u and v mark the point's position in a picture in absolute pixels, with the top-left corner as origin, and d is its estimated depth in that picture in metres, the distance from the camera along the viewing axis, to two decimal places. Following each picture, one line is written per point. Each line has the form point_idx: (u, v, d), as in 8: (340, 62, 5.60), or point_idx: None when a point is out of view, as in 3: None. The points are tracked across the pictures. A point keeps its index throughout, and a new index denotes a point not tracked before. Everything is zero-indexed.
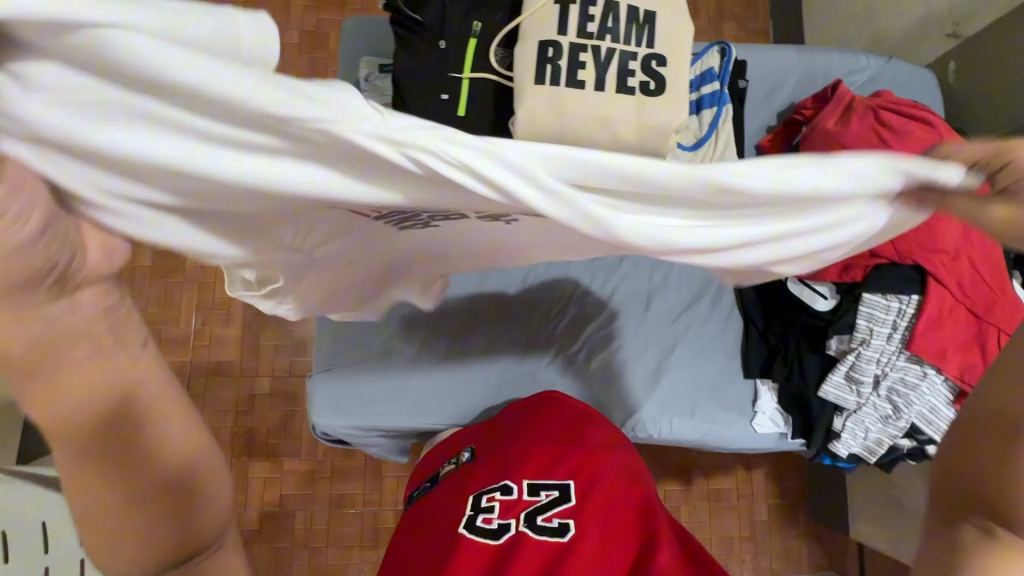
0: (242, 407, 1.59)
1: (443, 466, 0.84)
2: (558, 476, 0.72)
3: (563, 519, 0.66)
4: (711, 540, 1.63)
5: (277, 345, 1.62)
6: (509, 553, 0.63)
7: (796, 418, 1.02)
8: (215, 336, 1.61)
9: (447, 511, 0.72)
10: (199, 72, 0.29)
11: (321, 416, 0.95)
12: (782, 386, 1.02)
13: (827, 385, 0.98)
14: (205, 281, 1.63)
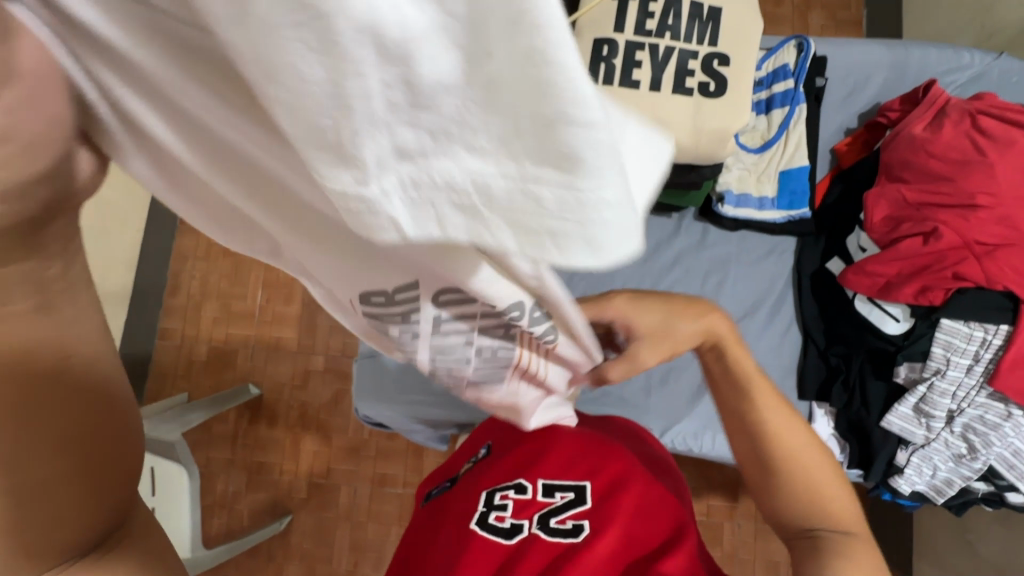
0: (297, 382, 1.68)
1: (463, 465, 0.84)
2: (574, 477, 0.71)
3: (576, 520, 0.66)
4: (754, 560, 1.56)
5: (333, 325, 1.70)
6: (520, 553, 0.64)
7: (852, 446, 0.96)
8: (276, 314, 1.71)
9: (460, 505, 0.72)
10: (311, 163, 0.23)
11: (364, 399, 0.99)
12: (840, 412, 0.96)
13: (891, 416, 0.91)
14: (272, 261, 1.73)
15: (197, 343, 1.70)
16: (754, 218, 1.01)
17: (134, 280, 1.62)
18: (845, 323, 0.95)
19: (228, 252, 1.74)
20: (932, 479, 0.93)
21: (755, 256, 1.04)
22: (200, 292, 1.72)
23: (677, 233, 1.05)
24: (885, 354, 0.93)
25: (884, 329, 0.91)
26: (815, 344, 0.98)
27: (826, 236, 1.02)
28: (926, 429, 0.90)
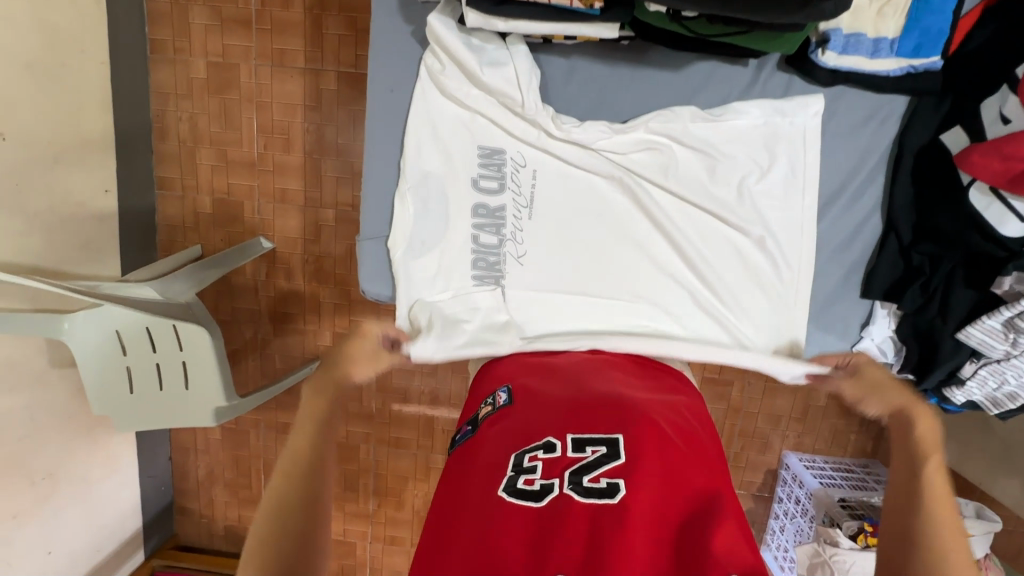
0: (308, 237, 1.62)
1: (480, 408, 0.81)
2: (604, 432, 0.68)
3: (610, 479, 0.62)
4: (758, 414, 1.64)
5: (339, 177, 1.56)
6: (556, 515, 0.59)
7: (912, 350, 0.94)
8: (277, 162, 1.56)
9: (483, 462, 0.68)
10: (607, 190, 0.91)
11: (370, 283, 1.00)
12: (910, 315, 0.93)
13: (972, 328, 0.84)
14: (263, 100, 1.52)
15: (200, 194, 1.60)
16: (861, 68, 0.82)
17: (114, 123, 1.45)
18: (940, 215, 0.86)
19: (211, 87, 1.53)
20: (994, 392, 0.89)
21: (852, 122, 0.90)
22: (191, 137, 1.56)
23: (752, 85, 0.91)
24: (989, 259, 0.82)
25: (1002, 230, 0.80)
26: (898, 237, 0.91)
27: (951, 97, 0.85)
28: (1011, 345, 0.82)
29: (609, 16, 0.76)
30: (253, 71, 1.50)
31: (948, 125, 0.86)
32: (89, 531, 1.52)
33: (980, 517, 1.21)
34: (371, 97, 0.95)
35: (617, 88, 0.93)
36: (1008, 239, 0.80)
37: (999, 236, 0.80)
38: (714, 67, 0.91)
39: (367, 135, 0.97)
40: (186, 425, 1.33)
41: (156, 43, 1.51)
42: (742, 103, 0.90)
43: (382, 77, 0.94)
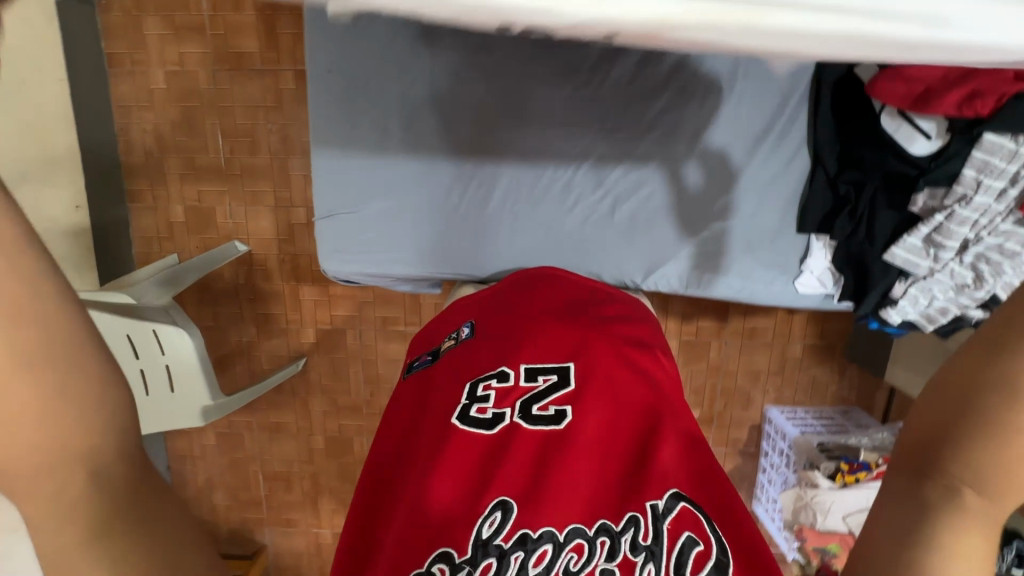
0: (282, 236, 1.64)
1: (444, 341, 0.84)
2: (556, 360, 0.72)
3: (558, 407, 0.67)
4: (738, 370, 1.68)
5: (307, 174, 1.58)
6: (505, 442, 0.64)
7: (847, 279, 0.98)
8: (244, 165, 1.58)
9: (441, 394, 0.72)
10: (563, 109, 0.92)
11: (330, 262, 1.04)
12: (840, 245, 0.97)
13: (896, 248, 0.92)
14: (224, 104, 1.54)
15: (171, 203, 1.61)
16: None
17: (78, 140, 1.47)
18: (860, 143, 0.91)
19: (171, 96, 1.55)
20: (927, 309, 0.96)
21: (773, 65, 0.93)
22: (157, 147, 1.58)
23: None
24: (906, 179, 0.88)
25: (911, 149, 0.85)
26: (824, 170, 0.95)
27: None
28: (933, 259, 0.90)
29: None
30: (211, 77, 1.52)
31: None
32: None
33: None
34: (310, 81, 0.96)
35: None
36: (919, 157, 0.85)
37: (911, 156, 0.85)
38: None
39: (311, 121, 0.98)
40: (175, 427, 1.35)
41: (114, 57, 1.52)
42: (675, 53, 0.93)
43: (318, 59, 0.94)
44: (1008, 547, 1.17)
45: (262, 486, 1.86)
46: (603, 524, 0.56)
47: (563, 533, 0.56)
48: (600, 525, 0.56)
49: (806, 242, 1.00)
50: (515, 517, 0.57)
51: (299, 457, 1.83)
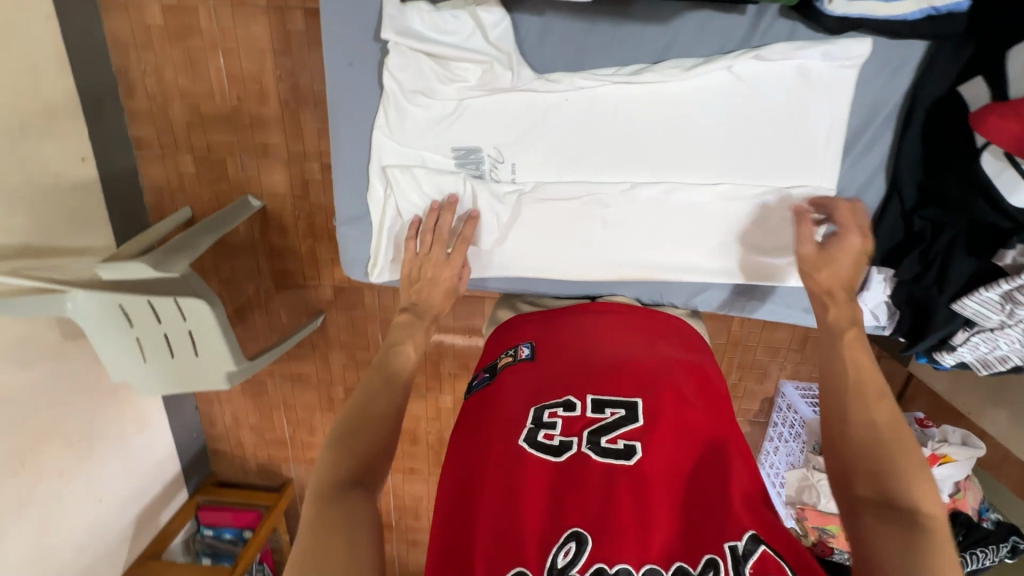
0: (297, 191, 1.57)
1: (499, 358, 0.88)
2: (624, 395, 0.74)
3: (628, 441, 0.67)
4: (757, 346, 1.67)
5: (321, 127, 1.48)
6: (574, 469, 0.65)
7: (907, 317, 0.97)
8: (254, 115, 1.48)
9: (506, 412, 0.75)
10: (608, 124, 0.94)
11: (353, 267, 1.11)
12: (905, 284, 0.95)
13: (968, 299, 0.84)
14: (228, 46, 1.41)
15: (180, 152, 1.53)
16: (875, 15, 0.74)
17: (76, 84, 1.36)
18: (944, 177, 0.84)
19: (170, 34, 1.41)
20: (986, 355, 0.91)
21: (862, 75, 0.88)
22: (160, 91, 1.47)
23: (750, 38, 0.87)
24: (994, 230, 0.80)
25: (1010, 200, 0.75)
26: (901, 201, 0.92)
27: (974, 42, 0.80)
28: (1008, 316, 0.82)
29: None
30: (213, 14, 1.38)
31: (968, 77, 0.81)
32: (130, 481, 1.65)
33: (965, 444, 1.26)
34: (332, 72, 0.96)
35: (597, 50, 0.90)
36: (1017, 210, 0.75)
37: (1008, 208, 0.76)
38: (706, 19, 0.86)
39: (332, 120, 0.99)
40: (203, 389, 1.37)
41: None
42: (734, 57, 0.87)
43: (339, 52, 0.94)
44: (1003, 542, 1.22)
45: (286, 428, 1.95)
46: (681, 567, 0.57)
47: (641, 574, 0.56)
48: (677, 567, 0.57)
49: (866, 273, 1.00)
50: (591, 549, 0.57)
51: (320, 405, 1.90)
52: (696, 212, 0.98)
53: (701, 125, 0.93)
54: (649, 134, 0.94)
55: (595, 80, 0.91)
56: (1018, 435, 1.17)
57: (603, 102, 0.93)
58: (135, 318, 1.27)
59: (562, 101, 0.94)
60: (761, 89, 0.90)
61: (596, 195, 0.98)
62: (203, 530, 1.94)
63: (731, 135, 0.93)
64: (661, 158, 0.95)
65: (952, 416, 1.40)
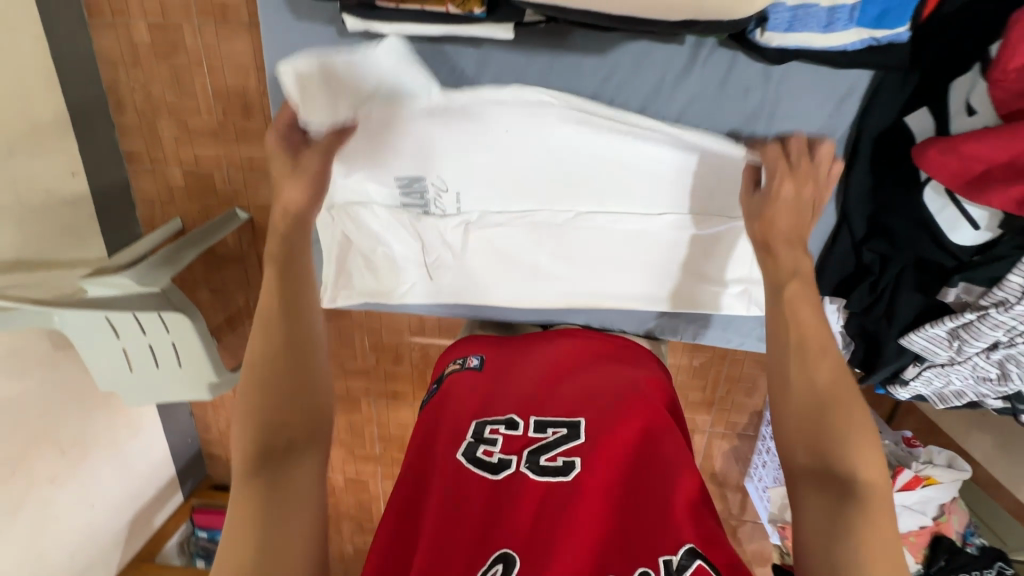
0: (284, 204, 1.59)
1: (449, 366, 0.91)
2: (566, 415, 0.76)
3: (567, 458, 0.70)
4: (745, 360, 1.64)
5: None
6: (513, 487, 0.67)
7: (858, 347, 1.00)
8: (239, 129, 1.50)
9: (448, 430, 0.76)
10: (564, 149, 0.96)
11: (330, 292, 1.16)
12: (856, 317, 0.98)
13: (914, 335, 0.89)
14: (213, 62, 1.43)
15: (168, 166, 1.56)
16: (813, 45, 0.76)
17: (65, 101, 1.39)
18: (892, 210, 0.86)
19: (156, 51, 1.43)
20: (940, 390, 0.96)
21: (808, 103, 0.88)
22: (149, 107, 1.50)
23: (690, 65, 0.89)
24: (941, 269, 0.85)
25: (950, 237, 0.80)
26: (851, 232, 0.92)
27: (916, 75, 0.83)
28: (954, 352, 0.87)
29: (497, 17, 0.81)
30: (197, 31, 1.40)
31: (913, 107, 0.84)
32: (124, 486, 1.69)
33: (951, 466, 1.22)
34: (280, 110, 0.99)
35: (536, 77, 0.93)
36: (961, 248, 0.80)
37: (951, 245, 0.80)
38: (648, 46, 0.89)
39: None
40: (186, 399, 1.40)
41: (92, 5, 1.40)
42: (674, 92, 0.91)
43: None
44: (989, 568, 1.16)
45: None
46: None
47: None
48: None
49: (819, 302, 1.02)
50: (521, 567, 0.59)
51: None
52: (644, 241, 1.02)
53: (646, 150, 0.94)
54: (602, 156, 0.96)
55: (531, 109, 0.92)
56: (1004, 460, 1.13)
57: (551, 129, 0.94)
58: (121, 331, 1.31)
59: (503, 128, 0.96)
60: (710, 115, 0.91)
61: (551, 225, 1.03)
62: (198, 532, 1.99)
63: (677, 160, 0.94)
64: (612, 185, 0.98)
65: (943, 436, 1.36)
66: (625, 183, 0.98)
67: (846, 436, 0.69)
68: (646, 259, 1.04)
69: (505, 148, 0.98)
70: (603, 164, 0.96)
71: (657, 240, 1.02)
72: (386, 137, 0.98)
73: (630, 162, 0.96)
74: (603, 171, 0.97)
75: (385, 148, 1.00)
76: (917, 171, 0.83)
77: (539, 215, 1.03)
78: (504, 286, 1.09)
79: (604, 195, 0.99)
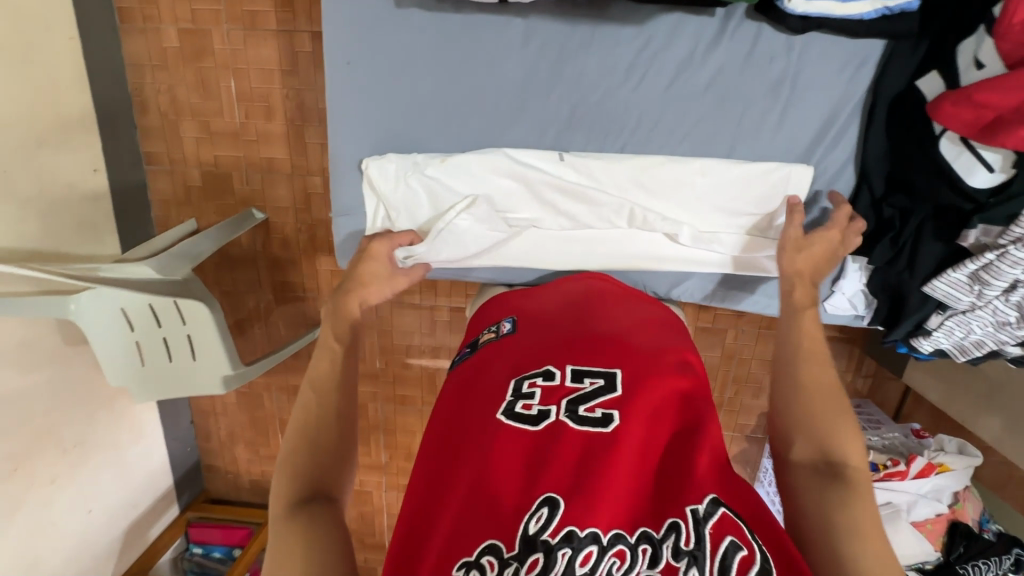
0: (299, 204, 1.62)
1: (483, 334, 0.91)
2: (603, 366, 0.75)
3: (605, 410, 0.69)
4: (752, 360, 1.67)
5: (324, 142, 1.54)
6: (552, 437, 0.67)
7: (881, 302, 1.04)
8: (260, 131, 1.54)
9: (489, 388, 0.77)
10: (596, 121, 0.99)
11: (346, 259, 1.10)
12: (878, 272, 1.03)
13: (937, 282, 0.94)
14: (238, 66, 1.48)
15: (188, 166, 1.59)
16: (832, 14, 0.82)
17: (93, 100, 1.43)
18: (909, 167, 0.92)
19: (184, 56, 1.49)
20: (961, 341, 1.00)
21: (828, 68, 0.92)
22: (173, 109, 1.54)
23: (720, 36, 0.92)
24: (959, 212, 0.89)
25: (969, 180, 0.85)
26: (871, 190, 0.98)
27: (927, 41, 0.88)
28: (976, 296, 0.91)
29: None
30: (226, 37, 1.46)
31: (924, 71, 0.89)
32: (122, 493, 1.64)
33: (962, 453, 1.25)
34: (330, 73, 0.98)
35: (575, 49, 0.94)
36: (977, 190, 0.85)
37: (968, 188, 0.85)
38: (680, 19, 0.92)
39: (331, 115, 1.01)
40: (196, 393, 1.38)
41: (125, 12, 1.46)
42: (707, 58, 0.93)
43: (338, 50, 0.96)
44: (1007, 554, 1.19)
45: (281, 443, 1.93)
46: (644, 532, 0.59)
47: (608, 537, 0.59)
48: (642, 532, 0.59)
49: (842, 263, 1.06)
50: (563, 512, 0.59)
51: None
52: (680, 202, 1.02)
53: (678, 118, 0.97)
54: (632, 126, 0.99)
55: (568, 79, 0.96)
56: (1013, 440, 1.17)
57: (585, 99, 0.97)
58: (135, 321, 1.30)
59: (544, 94, 0.97)
60: (740, 81, 0.94)
61: (586, 190, 1.02)
62: (193, 548, 1.89)
63: (709, 127, 0.97)
64: (642, 155, 1.00)
65: (949, 427, 1.39)
66: (654, 150, 1.00)
67: (839, 439, 0.74)
68: (680, 223, 1.04)
69: (540, 117, 0.99)
70: (632, 134, 0.99)
71: (693, 202, 1.02)
72: (418, 108, 1.00)
73: (661, 131, 0.98)
74: (635, 140, 1.00)
75: (420, 114, 1.00)
76: (932, 125, 0.87)
77: (573, 180, 1.02)
78: (537, 251, 1.08)
79: (636, 165, 1.00)
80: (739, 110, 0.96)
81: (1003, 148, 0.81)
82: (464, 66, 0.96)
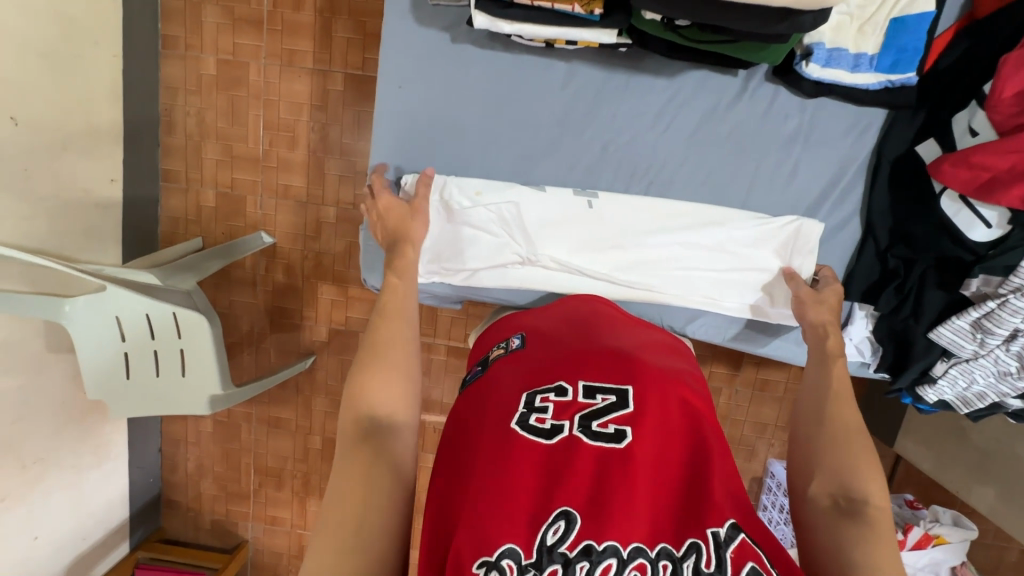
0: (309, 232, 1.64)
1: (493, 349, 0.86)
2: (615, 381, 0.70)
3: (619, 426, 0.64)
4: (744, 422, 1.67)
5: (342, 175, 1.59)
6: (565, 454, 0.62)
7: (887, 350, 1.08)
8: (282, 158, 1.59)
9: (497, 399, 0.70)
10: (621, 158, 1.05)
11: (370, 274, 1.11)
12: (884, 319, 1.08)
13: (942, 329, 0.99)
14: (270, 98, 1.56)
15: (203, 186, 1.62)
16: (842, 81, 0.93)
17: (122, 115, 1.48)
18: (912, 219, 1.01)
19: (218, 84, 1.56)
20: (964, 392, 1.04)
21: (836, 130, 1.02)
22: (198, 131, 1.59)
23: (742, 92, 1.01)
24: (961, 264, 0.97)
25: (969, 235, 0.94)
26: (876, 242, 1.05)
27: (924, 111, 0.99)
28: (978, 345, 0.97)
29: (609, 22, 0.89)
30: (262, 70, 1.54)
31: (921, 138, 1.00)
32: (73, 520, 1.51)
33: (957, 525, 1.24)
34: (379, 93, 1.04)
35: (613, 90, 1.03)
36: (977, 243, 0.94)
37: (969, 241, 0.94)
38: (706, 76, 1.01)
39: (377, 125, 1.06)
40: (177, 413, 1.33)
41: (168, 39, 1.54)
42: (726, 111, 1.02)
43: (391, 75, 1.03)
44: None
45: (252, 480, 1.83)
46: (664, 549, 0.57)
47: (627, 550, 0.55)
48: (661, 549, 0.56)
49: (850, 309, 1.11)
50: (581, 527, 0.56)
51: (294, 455, 1.80)
52: (695, 242, 1.08)
53: (696, 163, 1.05)
54: (654, 164, 1.05)
55: (599, 117, 1.04)
56: (1009, 512, 1.17)
57: (614, 138, 1.05)
58: (128, 330, 1.26)
59: (579, 130, 1.05)
60: (756, 133, 1.03)
61: (608, 222, 1.07)
62: None
63: (725, 174, 1.05)
64: (663, 196, 1.07)
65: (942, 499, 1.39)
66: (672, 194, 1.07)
67: (859, 466, 0.71)
68: (697, 262, 1.09)
69: (570, 151, 1.06)
70: (653, 171, 1.06)
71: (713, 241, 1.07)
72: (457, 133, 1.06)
73: (679, 172, 1.06)
74: (658, 178, 1.06)
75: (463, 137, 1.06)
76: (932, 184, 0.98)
77: (596, 210, 1.07)
78: (557, 277, 1.10)
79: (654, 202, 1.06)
80: (753, 160, 1.04)
81: (999, 207, 0.91)
82: (508, 98, 1.04)
